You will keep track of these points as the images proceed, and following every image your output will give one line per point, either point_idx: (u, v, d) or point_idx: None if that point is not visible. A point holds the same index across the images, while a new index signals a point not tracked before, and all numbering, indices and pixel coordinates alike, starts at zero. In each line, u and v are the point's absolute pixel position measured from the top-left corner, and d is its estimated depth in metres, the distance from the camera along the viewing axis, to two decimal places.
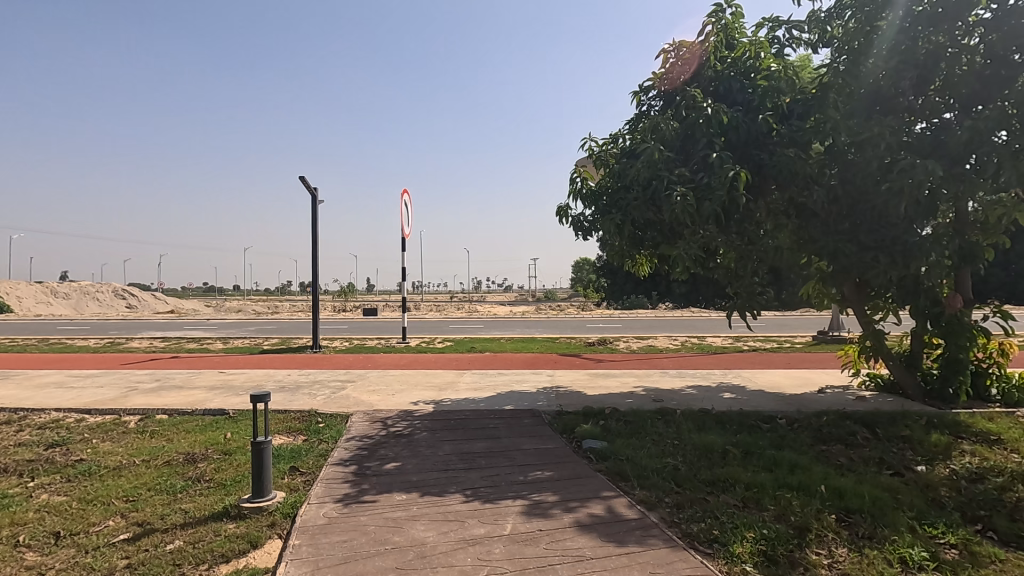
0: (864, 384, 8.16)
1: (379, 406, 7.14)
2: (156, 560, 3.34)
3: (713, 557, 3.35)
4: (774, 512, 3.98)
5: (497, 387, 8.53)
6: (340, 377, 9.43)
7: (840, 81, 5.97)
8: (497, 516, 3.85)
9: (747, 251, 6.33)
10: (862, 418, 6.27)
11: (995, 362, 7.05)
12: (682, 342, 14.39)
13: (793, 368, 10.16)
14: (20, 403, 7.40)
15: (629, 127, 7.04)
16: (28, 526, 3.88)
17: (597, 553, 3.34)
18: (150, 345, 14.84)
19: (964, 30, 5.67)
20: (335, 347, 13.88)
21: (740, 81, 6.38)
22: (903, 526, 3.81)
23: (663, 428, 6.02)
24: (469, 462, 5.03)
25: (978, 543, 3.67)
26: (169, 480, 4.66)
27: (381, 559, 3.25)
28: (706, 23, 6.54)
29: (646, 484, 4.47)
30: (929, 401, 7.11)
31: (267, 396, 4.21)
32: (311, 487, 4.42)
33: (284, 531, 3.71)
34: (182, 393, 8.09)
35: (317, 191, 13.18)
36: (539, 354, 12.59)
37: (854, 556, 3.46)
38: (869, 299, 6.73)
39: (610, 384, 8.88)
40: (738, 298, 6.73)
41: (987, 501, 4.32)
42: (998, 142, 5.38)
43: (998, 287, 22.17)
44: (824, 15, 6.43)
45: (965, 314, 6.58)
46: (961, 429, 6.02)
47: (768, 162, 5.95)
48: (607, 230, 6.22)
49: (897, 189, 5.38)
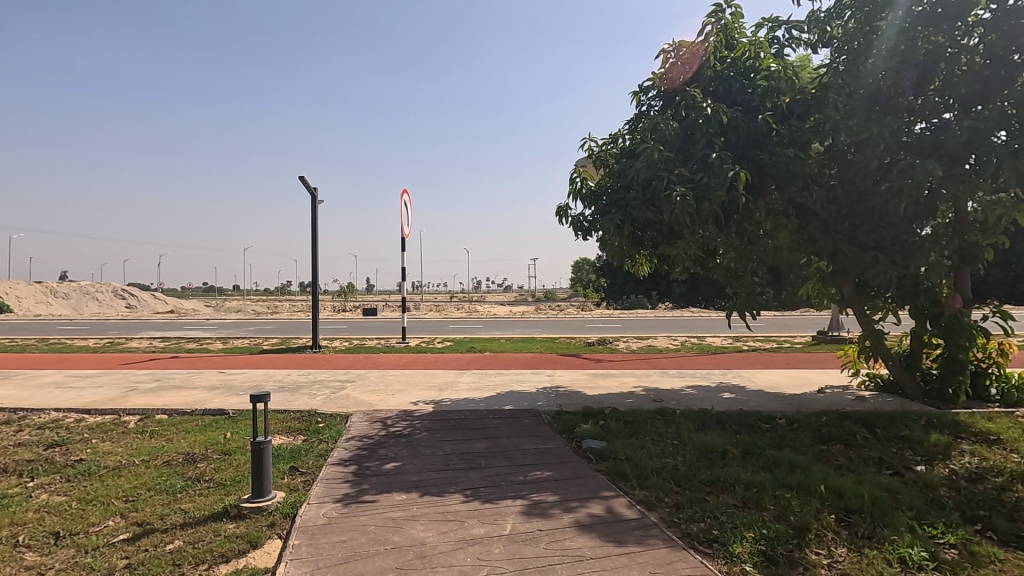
0: (864, 384, 8.16)
1: (379, 406, 7.14)
2: (156, 560, 3.34)
3: (712, 557, 3.35)
4: (774, 512, 3.98)
5: (497, 387, 8.53)
6: (340, 377, 9.43)
7: (840, 81, 5.99)
8: (497, 516, 3.86)
9: (747, 251, 6.29)
10: (862, 418, 6.27)
11: (995, 362, 7.05)
12: (682, 342, 14.40)
13: (793, 368, 10.16)
14: (20, 403, 7.40)
15: (629, 127, 7.04)
16: (27, 526, 3.88)
17: (596, 553, 3.34)
18: (150, 344, 14.85)
19: (964, 30, 5.67)
20: (335, 347, 13.88)
21: (740, 81, 6.39)
22: (902, 526, 3.81)
23: (663, 429, 6.02)
24: (469, 462, 5.03)
25: (977, 543, 3.68)
26: (169, 480, 4.65)
27: (381, 559, 3.25)
28: (706, 23, 6.54)
29: (646, 483, 4.48)
30: (929, 401, 7.11)
31: (267, 396, 4.20)
32: (310, 487, 4.42)
33: (284, 531, 3.71)
34: (182, 393, 8.09)
35: (317, 191, 13.18)
36: (539, 354, 12.60)
37: (854, 556, 3.46)
38: (869, 299, 6.71)
39: (610, 383, 8.88)
40: (737, 298, 6.72)
41: (987, 501, 4.32)
42: (998, 142, 5.39)
43: (997, 287, 22.19)
44: (824, 15, 6.42)
45: (965, 314, 6.58)
46: (960, 428, 6.02)
47: (767, 162, 5.97)
48: (607, 230, 6.22)
49: (897, 189, 5.40)
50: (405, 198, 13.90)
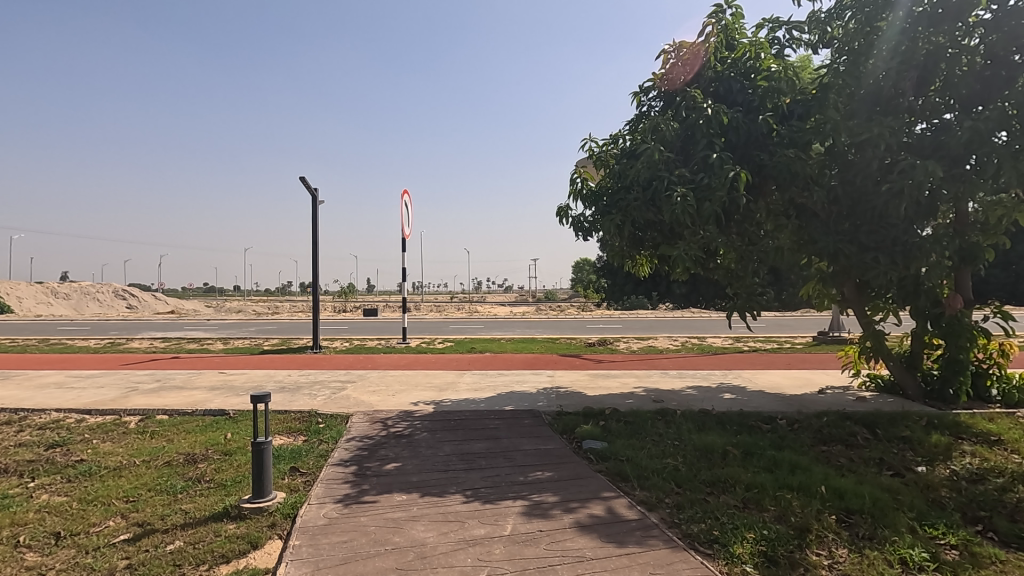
0: (864, 384, 8.16)
1: (380, 407, 7.15)
2: (156, 560, 3.34)
3: (713, 558, 3.35)
4: (775, 513, 3.98)
5: (497, 387, 8.56)
6: (340, 377, 9.45)
7: (840, 82, 6.00)
8: (498, 517, 3.86)
9: (748, 252, 6.38)
10: (862, 419, 6.27)
11: (995, 363, 7.04)
12: (682, 342, 14.47)
13: (793, 369, 10.18)
14: (21, 403, 7.41)
15: (630, 128, 7.06)
16: (28, 526, 3.88)
17: (597, 554, 3.34)
18: (151, 345, 14.88)
19: (964, 31, 5.67)
20: (335, 347, 13.94)
21: (740, 82, 6.40)
22: (903, 527, 3.81)
23: (664, 429, 6.02)
24: (469, 463, 5.04)
25: (978, 544, 3.67)
26: (169, 480, 4.66)
27: (381, 559, 3.25)
28: (707, 23, 6.54)
29: (646, 484, 4.48)
30: (929, 402, 7.10)
31: (267, 396, 4.20)
32: (311, 488, 4.42)
33: (284, 531, 3.72)
34: (183, 393, 8.11)
35: (317, 191, 13.19)
36: (540, 354, 12.60)
37: (854, 556, 3.46)
38: (869, 299, 6.71)
39: (610, 384, 8.89)
40: (738, 299, 6.72)
41: (987, 502, 4.31)
42: (998, 142, 5.38)
43: (997, 288, 22.19)
44: (825, 16, 6.42)
45: (965, 314, 6.58)
46: (961, 429, 6.02)
47: (767, 162, 5.98)
48: (607, 231, 6.22)
49: (898, 190, 5.42)
50: (405, 198, 13.91)
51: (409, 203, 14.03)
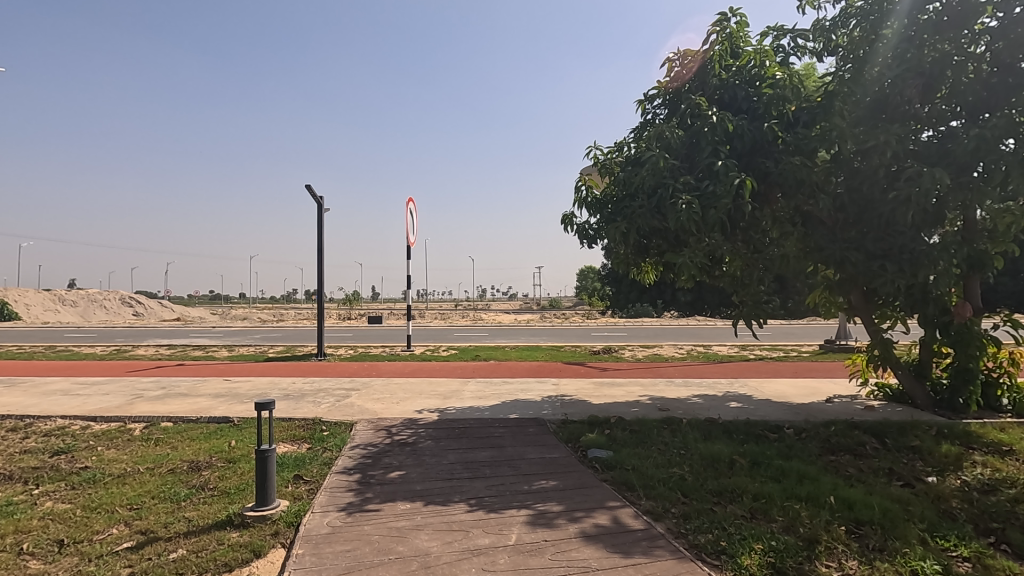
0: (871, 394, 8.04)
1: (384, 415, 7.08)
2: (158, 569, 3.31)
3: (720, 569, 3.31)
4: (783, 523, 3.93)
5: (501, 395, 8.53)
6: (344, 385, 9.41)
7: (846, 89, 5.94)
8: (502, 526, 3.82)
9: (753, 260, 6.19)
10: (871, 428, 6.21)
11: (1006, 372, 6.92)
12: (689, 349, 14.47)
13: (801, 377, 10.09)
14: (25, 411, 7.37)
15: (634, 136, 7.04)
16: (32, 534, 3.86)
17: (602, 564, 3.29)
18: (156, 352, 14.93)
19: (970, 38, 5.71)
20: (341, 355, 13.97)
21: (745, 89, 6.33)
22: (913, 539, 3.75)
23: (670, 438, 5.95)
24: (473, 471, 5.01)
25: (991, 556, 3.59)
26: (172, 488, 4.63)
27: (384, 569, 3.22)
28: (712, 31, 6.56)
29: (652, 493, 4.43)
30: (939, 412, 7.01)
31: (271, 403, 4.14)
32: (314, 496, 4.39)
33: (286, 541, 3.68)
34: (187, 401, 8.10)
35: (322, 199, 13.42)
36: (545, 363, 12.50)
37: (864, 568, 3.40)
38: (876, 308, 6.65)
39: (616, 392, 8.80)
40: (743, 306, 6.50)
41: (1000, 513, 4.24)
42: (1007, 149, 5.35)
43: (1006, 295, 22.16)
44: (829, 23, 6.43)
45: (973, 323, 6.52)
46: (971, 439, 5.92)
47: (774, 170, 5.93)
48: (612, 239, 6.03)
49: (904, 197, 5.41)
50: (409, 206, 14.01)
51: (413, 211, 14.12)
